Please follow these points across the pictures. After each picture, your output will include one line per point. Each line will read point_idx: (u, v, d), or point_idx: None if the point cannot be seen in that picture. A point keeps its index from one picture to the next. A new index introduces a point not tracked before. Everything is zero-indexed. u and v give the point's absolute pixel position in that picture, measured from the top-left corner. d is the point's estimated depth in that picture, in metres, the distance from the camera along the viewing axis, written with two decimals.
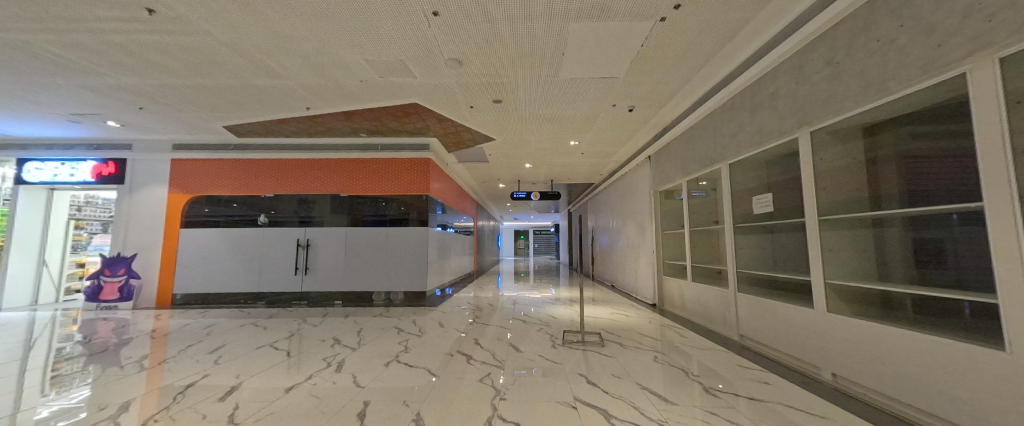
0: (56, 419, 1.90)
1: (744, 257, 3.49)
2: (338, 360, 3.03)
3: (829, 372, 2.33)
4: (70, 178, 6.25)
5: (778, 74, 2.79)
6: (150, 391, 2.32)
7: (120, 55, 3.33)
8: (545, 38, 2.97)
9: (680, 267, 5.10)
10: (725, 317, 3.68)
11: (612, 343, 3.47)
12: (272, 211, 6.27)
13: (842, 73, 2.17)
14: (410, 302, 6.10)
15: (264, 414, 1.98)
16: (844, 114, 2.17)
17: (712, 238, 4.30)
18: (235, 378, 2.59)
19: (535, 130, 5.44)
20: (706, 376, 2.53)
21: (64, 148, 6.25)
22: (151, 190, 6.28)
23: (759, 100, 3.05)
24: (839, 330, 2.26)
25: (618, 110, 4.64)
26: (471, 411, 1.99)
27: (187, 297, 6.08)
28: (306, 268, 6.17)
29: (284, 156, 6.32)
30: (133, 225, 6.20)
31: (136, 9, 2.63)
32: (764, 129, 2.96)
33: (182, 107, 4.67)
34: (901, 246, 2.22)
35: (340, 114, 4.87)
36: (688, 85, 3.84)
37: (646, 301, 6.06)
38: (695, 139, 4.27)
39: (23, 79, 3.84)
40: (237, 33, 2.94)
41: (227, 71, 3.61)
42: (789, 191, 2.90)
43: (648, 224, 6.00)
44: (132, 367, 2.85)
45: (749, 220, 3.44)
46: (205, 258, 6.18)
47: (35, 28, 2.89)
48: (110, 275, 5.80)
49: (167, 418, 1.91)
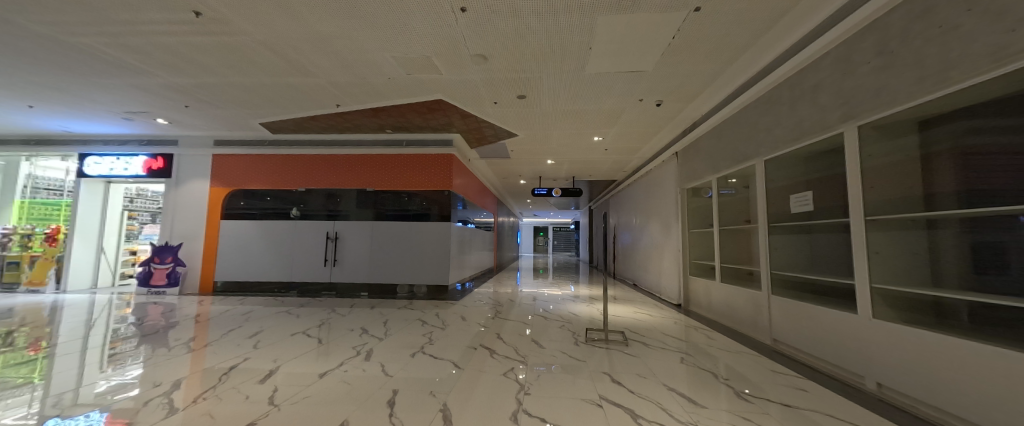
0: (115, 393, 2.07)
1: (778, 258, 3.34)
2: (366, 349, 3.15)
3: (873, 381, 2.19)
4: (125, 171, 6.73)
5: (823, 66, 2.64)
6: (196, 373, 2.47)
7: (167, 56, 3.54)
8: (573, 33, 2.93)
9: (708, 266, 4.94)
10: (755, 319, 3.54)
11: (636, 342, 3.43)
12: (303, 205, 6.53)
13: (895, 63, 2.02)
14: (432, 296, 6.23)
15: (300, 397, 2.08)
16: (896, 107, 2.03)
17: (742, 238, 4.15)
18: (272, 362, 2.72)
19: (557, 125, 5.40)
20: (736, 380, 2.46)
21: (119, 143, 6.72)
22: (195, 184, 6.67)
23: (799, 93, 2.89)
24: (885, 337, 2.12)
25: (645, 106, 4.53)
26: (496, 405, 2.01)
27: (226, 285, 6.44)
28: (334, 260, 6.39)
29: (315, 151, 6.55)
30: (178, 216, 6.62)
31: (185, 12, 2.79)
32: (804, 124, 2.81)
33: (222, 104, 4.90)
34: (959, 250, 2.07)
35: (368, 110, 4.98)
36: (721, 78, 3.70)
37: (670, 302, 5.92)
38: (726, 135, 4.12)
39: (83, 80, 4.14)
40: (274, 33, 3.05)
41: (264, 69, 3.77)
42: (831, 190, 2.76)
43: (673, 223, 5.85)
44: (180, 348, 3.06)
45: (785, 220, 3.29)
46: (242, 248, 6.50)
47: (95, 31, 3.11)
48: (158, 262, 6.25)
49: (214, 397, 2.04)
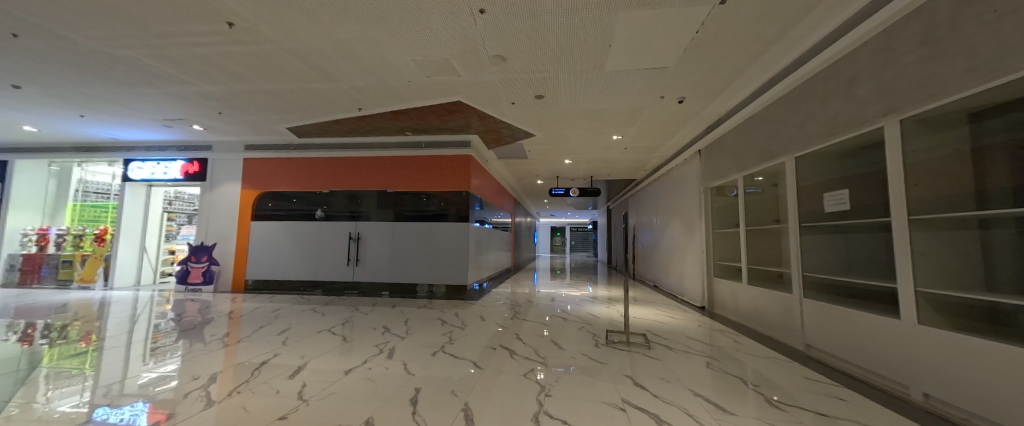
0: (155, 384, 2.19)
1: (811, 259, 3.19)
2: (388, 347, 3.21)
3: (919, 391, 2.06)
4: (164, 175, 7.13)
5: (860, 57, 2.50)
6: (230, 367, 2.58)
7: (202, 66, 3.73)
8: (592, 31, 2.89)
9: (733, 268, 4.78)
10: (787, 324, 3.38)
11: (659, 345, 3.35)
12: (326, 206, 6.75)
13: (942, 52, 1.89)
14: (451, 296, 6.31)
15: (327, 393, 2.14)
16: (943, 100, 1.90)
17: (770, 238, 3.99)
18: (299, 359, 2.82)
19: (575, 125, 5.35)
20: (765, 386, 2.36)
21: (160, 149, 7.14)
22: (226, 186, 6.99)
23: (834, 86, 2.74)
24: (934, 346, 1.98)
25: (667, 103, 4.43)
26: (518, 407, 2.00)
27: (256, 283, 6.73)
28: (356, 259, 6.56)
29: (338, 154, 6.75)
30: (211, 217, 6.97)
31: (219, 23, 2.93)
32: (839, 119, 2.68)
33: (252, 110, 5.12)
34: (1015, 251, 1.86)
35: (388, 113, 5.09)
36: (748, 73, 3.56)
37: (693, 304, 5.75)
38: (753, 131, 3.97)
39: (127, 90, 4.43)
40: (300, 41, 3.16)
41: (290, 76, 3.91)
42: (870, 188, 2.61)
43: (696, 223, 5.69)
44: (215, 343, 3.21)
45: (818, 219, 3.14)
46: (270, 248, 6.77)
47: (138, 44, 3.31)
48: (195, 261, 6.64)
49: (247, 391, 2.13)
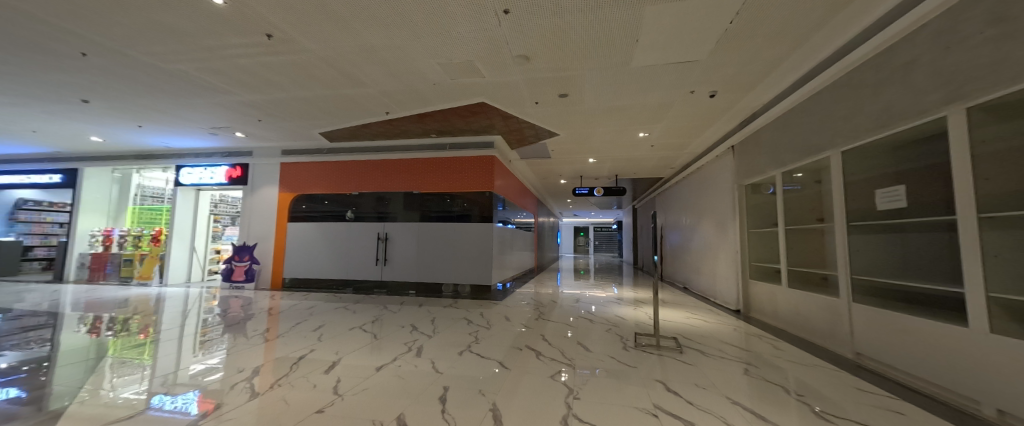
0: (205, 374, 2.36)
1: (861, 261, 2.97)
2: (417, 345, 3.28)
3: (992, 407, 1.86)
4: (210, 180, 7.66)
5: (917, 41, 2.29)
6: (271, 361, 2.73)
7: (244, 76, 3.97)
8: (618, 26, 2.82)
9: (771, 270, 4.53)
10: (833, 330, 3.16)
11: (692, 350, 3.23)
12: (356, 208, 7.00)
13: (1017, 32, 1.70)
14: (475, 295, 6.38)
15: (361, 388, 2.22)
16: (1016, 85, 1.71)
17: (813, 239, 3.74)
18: (334, 354, 2.94)
19: (600, 123, 5.26)
20: (810, 396, 2.22)
21: (207, 155, 7.69)
22: (265, 190, 7.41)
23: (887, 74, 2.53)
24: (1010, 357, 1.78)
25: (697, 97, 4.26)
26: (546, 409, 1.98)
27: (292, 281, 7.09)
28: (384, 259, 6.76)
29: (367, 157, 6.99)
30: (252, 219, 7.40)
31: (259, 35, 3.10)
32: (893, 109, 2.47)
33: (287, 117, 5.39)
34: None
35: (414, 116, 5.20)
36: (787, 63, 3.36)
37: (727, 307, 5.49)
38: (793, 125, 3.74)
39: (178, 101, 4.79)
40: (332, 49, 3.29)
41: (323, 83, 4.08)
42: (929, 184, 2.39)
43: (730, 222, 5.44)
44: (256, 338, 3.41)
45: (869, 218, 2.91)
46: (305, 248, 7.11)
47: (188, 58, 3.58)
48: (238, 260, 7.09)
49: (287, 384, 2.24)
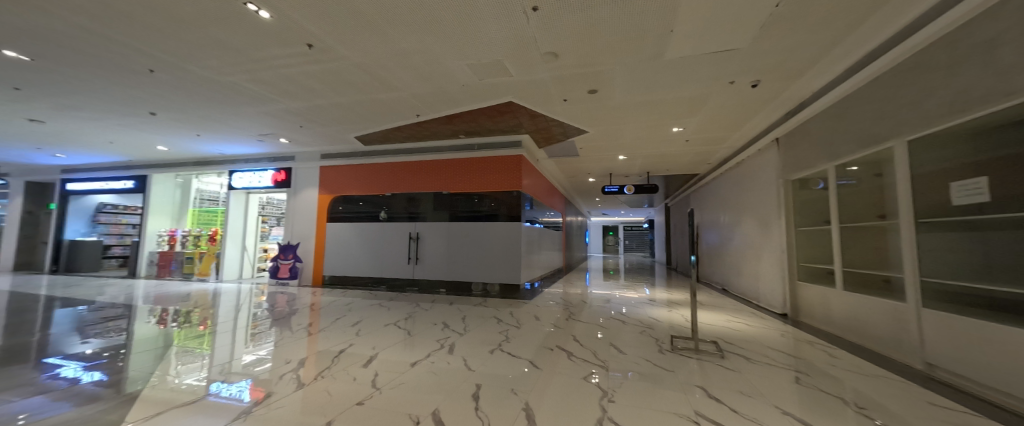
0: (256, 364, 2.54)
1: (932, 262, 2.67)
2: (449, 342, 3.34)
3: None
4: (258, 184, 8.24)
5: (1001, 14, 2.03)
6: (315, 353, 2.89)
7: (287, 85, 4.23)
8: (651, 16, 2.72)
9: (824, 271, 4.19)
10: (899, 338, 2.86)
11: (734, 355, 3.05)
12: (388, 208, 7.26)
13: None
14: (504, 294, 6.42)
15: (398, 382, 2.29)
16: None
17: (873, 238, 3.42)
18: (371, 349, 3.06)
19: (631, 119, 5.10)
20: (873, 408, 2.02)
21: (255, 161, 8.28)
22: (305, 192, 7.87)
23: (964, 52, 2.26)
24: None
25: (737, 88, 4.02)
26: (581, 411, 1.94)
27: (331, 279, 7.47)
28: (416, 258, 6.96)
29: (398, 159, 7.23)
30: (294, 219, 7.89)
31: (301, 45, 3.29)
32: (972, 92, 2.20)
33: (325, 122, 5.68)
34: None
35: (443, 118, 5.31)
36: (841, 46, 3.09)
37: (772, 311, 5.14)
38: (848, 113, 3.44)
39: (229, 111, 5.19)
40: (367, 55, 3.43)
41: (358, 88, 4.27)
42: (1018, 175, 2.11)
43: (774, 220, 5.09)
44: (300, 332, 3.63)
45: (939, 215, 2.62)
46: (342, 247, 7.47)
47: (239, 71, 3.87)
48: (284, 258, 7.59)
49: (329, 376, 2.36)
